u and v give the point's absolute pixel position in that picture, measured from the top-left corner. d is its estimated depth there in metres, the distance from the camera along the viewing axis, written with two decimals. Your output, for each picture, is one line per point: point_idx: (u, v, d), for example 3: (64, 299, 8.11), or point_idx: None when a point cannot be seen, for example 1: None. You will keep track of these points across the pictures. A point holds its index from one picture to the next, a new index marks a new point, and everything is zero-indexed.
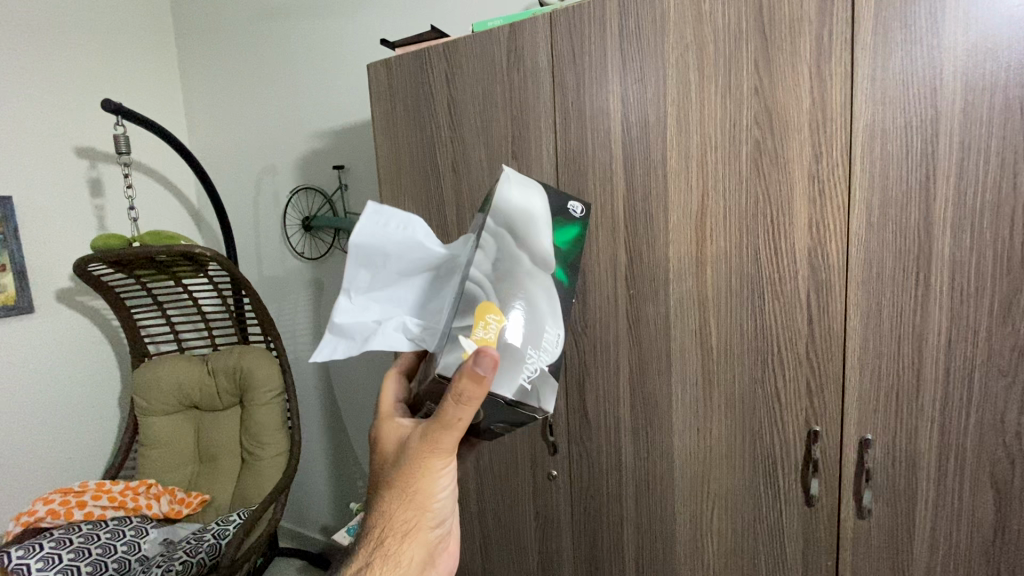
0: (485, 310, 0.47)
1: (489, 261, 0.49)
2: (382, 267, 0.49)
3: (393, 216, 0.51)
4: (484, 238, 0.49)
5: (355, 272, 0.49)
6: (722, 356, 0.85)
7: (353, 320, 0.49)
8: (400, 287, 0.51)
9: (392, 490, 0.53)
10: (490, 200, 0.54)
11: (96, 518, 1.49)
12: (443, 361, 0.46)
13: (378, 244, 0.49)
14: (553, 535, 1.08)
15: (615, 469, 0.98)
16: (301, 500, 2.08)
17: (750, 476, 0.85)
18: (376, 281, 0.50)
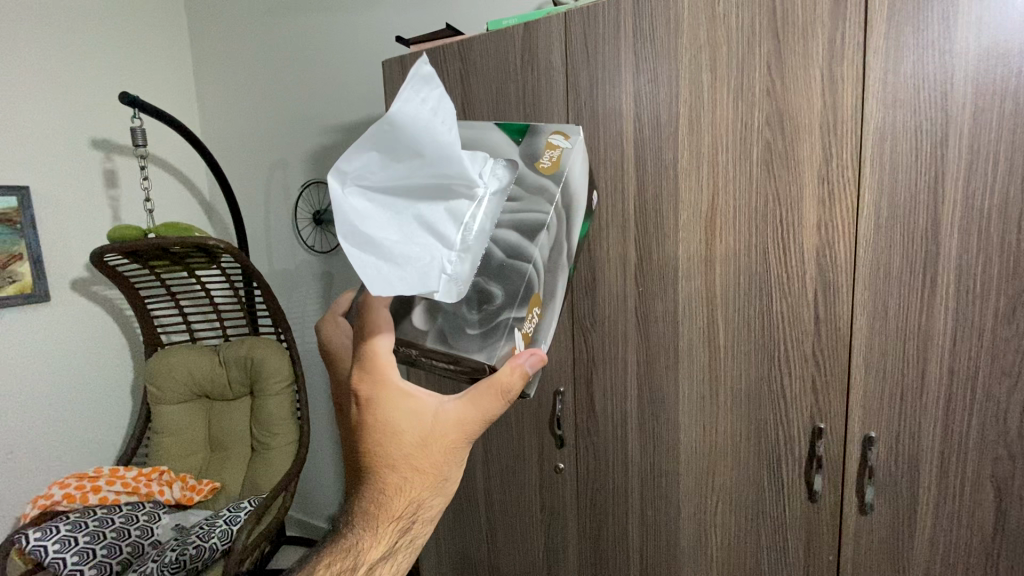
0: (534, 302, 0.51)
1: (548, 244, 0.51)
2: (399, 164, 0.42)
3: (433, 95, 0.42)
4: (551, 213, 0.51)
5: (367, 156, 0.42)
6: (729, 353, 0.86)
7: (359, 222, 0.42)
8: (418, 194, 0.44)
9: (419, 481, 0.53)
10: (546, 153, 0.54)
11: (111, 502, 1.52)
12: (495, 357, 0.48)
13: (404, 132, 0.40)
14: (559, 526, 1.10)
15: (621, 462, 1.00)
16: (309, 489, 2.12)
17: (754, 471, 0.87)
18: (388, 177, 0.42)
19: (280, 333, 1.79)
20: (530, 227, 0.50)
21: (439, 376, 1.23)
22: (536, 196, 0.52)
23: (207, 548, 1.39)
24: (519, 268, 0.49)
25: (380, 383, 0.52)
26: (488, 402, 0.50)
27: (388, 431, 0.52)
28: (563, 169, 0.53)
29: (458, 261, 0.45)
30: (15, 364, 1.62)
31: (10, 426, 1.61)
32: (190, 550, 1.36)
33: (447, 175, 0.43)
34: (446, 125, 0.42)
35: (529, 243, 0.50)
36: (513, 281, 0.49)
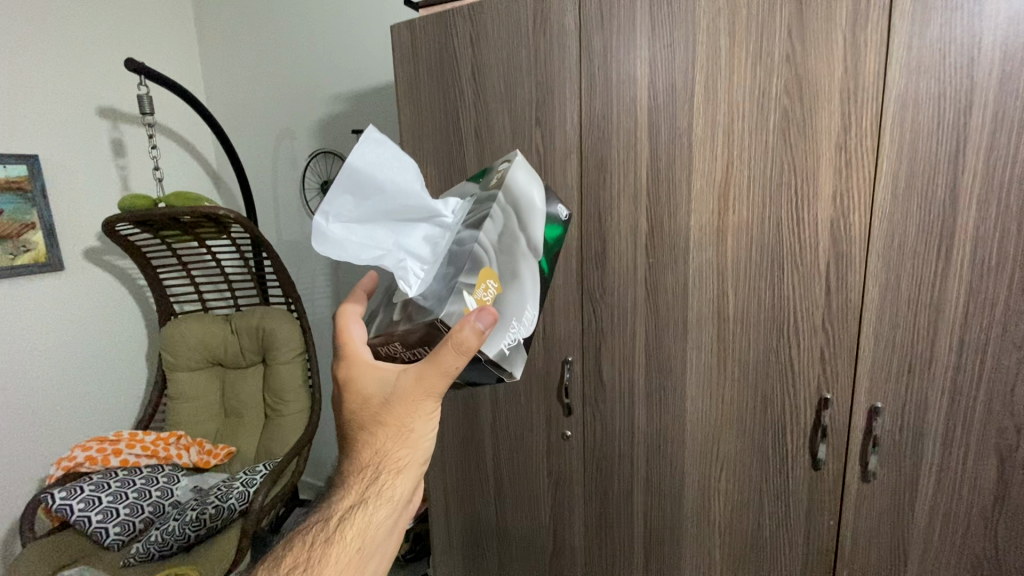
0: (486, 274, 0.48)
1: (496, 230, 0.50)
2: (368, 201, 0.48)
3: (389, 153, 0.50)
4: (493, 204, 0.51)
5: (338, 192, 0.47)
6: (738, 324, 0.87)
7: (342, 249, 0.47)
8: (386, 222, 0.50)
9: (382, 432, 0.53)
10: (495, 177, 0.57)
11: (131, 465, 1.58)
12: (444, 312, 0.45)
13: (370, 177, 0.47)
14: (566, 492, 1.13)
15: (627, 430, 1.02)
16: (321, 454, 2.18)
17: (759, 439, 0.89)
18: (361, 212, 0.49)
19: (291, 302, 1.81)
20: (476, 218, 0.50)
21: None
22: (482, 202, 0.53)
23: (225, 507, 1.44)
24: (465, 246, 0.48)
25: (349, 360, 0.54)
26: (441, 358, 0.46)
27: (351, 392, 0.54)
28: (505, 178, 0.54)
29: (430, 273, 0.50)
30: (22, 336, 1.62)
31: (20, 398, 1.62)
32: (209, 509, 1.42)
33: (414, 208, 0.50)
34: (404, 169, 0.50)
35: (474, 229, 0.49)
36: (460, 258, 0.48)
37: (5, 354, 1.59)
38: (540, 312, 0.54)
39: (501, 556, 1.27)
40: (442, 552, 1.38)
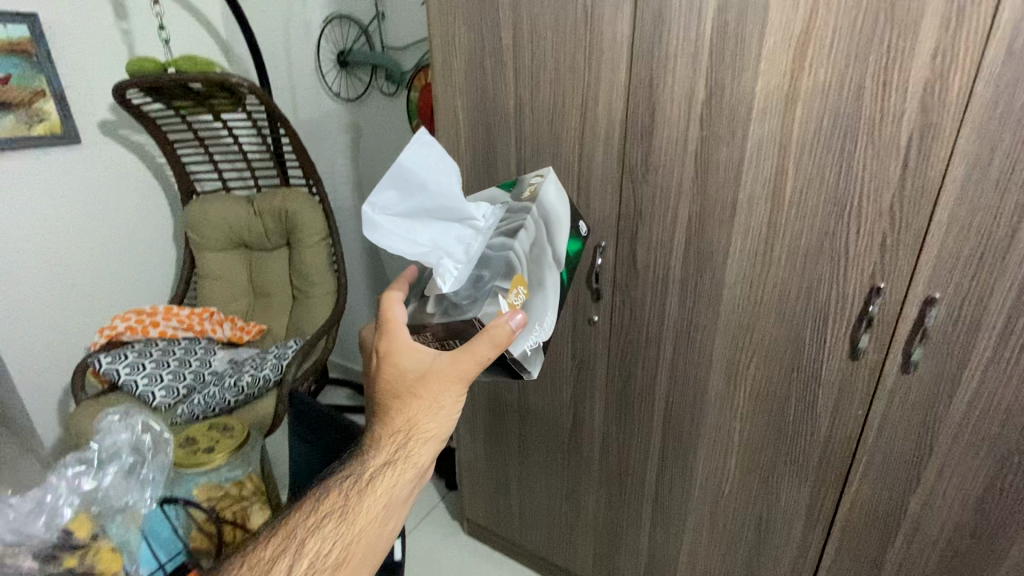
0: (517, 280, 0.59)
1: (528, 241, 0.61)
2: (411, 196, 0.60)
3: (430, 158, 0.61)
4: (528, 217, 0.62)
5: (387, 187, 0.59)
6: (794, 208, 0.80)
7: (388, 231, 0.58)
8: (426, 218, 0.61)
9: (415, 403, 0.64)
10: (527, 192, 0.68)
11: (170, 336, 1.66)
12: (482, 312, 0.55)
13: (413, 176, 0.59)
14: (589, 377, 1.14)
15: (657, 318, 0.99)
16: (349, 337, 2.26)
17: (797, 328, 0.86)
18: (404, 205, 0.60)
19: (312, 184, 1.76)
20: (512, 228, 0.61)
21: None
22: (515, 213, 0.64)
23: (261, 376, 1.52)
24: (501, 252, 0.59)
25: (391, 337, 0.63)
26: (478, 348, 0.56)
27: (391, 367, 0.63)
28: (539, 194, 0.66)
29: (461, 264, 0.60)
30: (38, 206, 1.60)
31: (39, 270, 1.64)
32: (246, 377, 1.50)
33: (449, 208, 0.61)
34: (444, 173, 0.62)
35: (511, 237, 0.60)
36: (495, 263, 0.59)
37: (18, 225, 1.58)
38: (554, 319, 0.66)
39: (521, 434, 1.32)
40: (464, 431, 1.43)
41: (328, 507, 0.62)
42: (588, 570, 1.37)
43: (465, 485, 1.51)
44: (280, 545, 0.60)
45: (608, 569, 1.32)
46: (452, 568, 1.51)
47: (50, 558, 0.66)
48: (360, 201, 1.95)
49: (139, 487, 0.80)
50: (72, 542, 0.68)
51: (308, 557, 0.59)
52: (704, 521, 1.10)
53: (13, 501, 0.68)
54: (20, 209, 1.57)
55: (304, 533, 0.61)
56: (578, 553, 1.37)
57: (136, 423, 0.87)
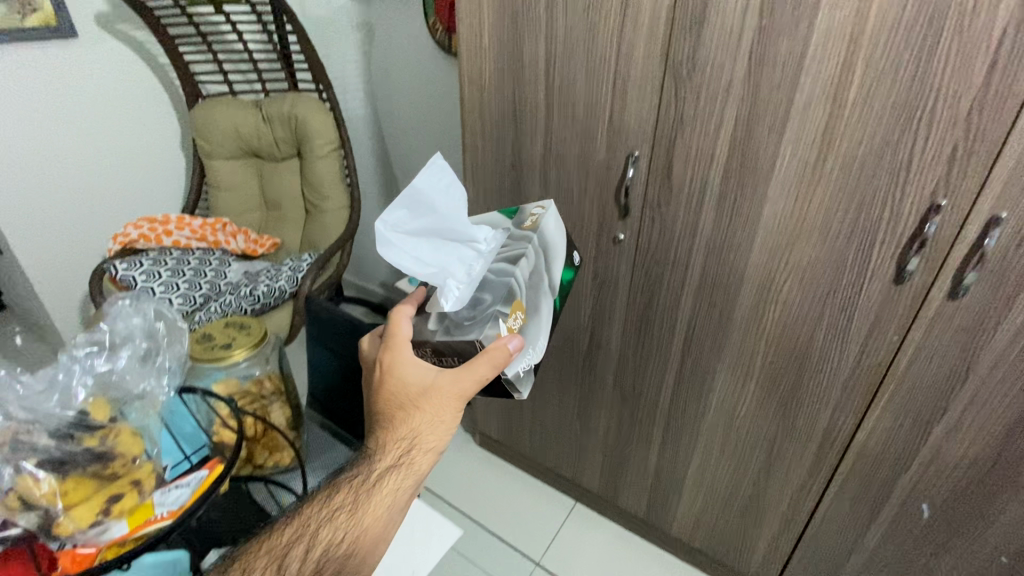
0: (517, 306, 0.63)
1: (527, 268, 0.65)
2: (421, 216, 0.64)
3: (443, 183, 0.66)
4: (528, 247, 0.65)
5: (400, 207, 0.64)
6: (855, 113, 0.72)
7: (397, 245, 0.62)
8: (433, 237, 0.65)
9: (419, 414, 0.66)
10: (526, 221, 0.71)
11: (184, 247, 1.64)
12: (483, 334, 0.59)
13: (424, 199, 0.64)
14: (609, 296, 1.10)
15: (687, 237, 0.94)
16: (362, 256, 2.23)
17: (839, 249, 0.81)
18: (414, 224, 0.64)
19: (322, 89, 1.66)
20: (512, 256, 0.65)
21: (497, 140, 1.08)
22: (516, 241, 0.68)
23: (277, 289, 1.52)
24: (502, 278, 0.63)
25: (397, 351, 0.67)
26: (478, 367, 0.61)
27: (393, 380, 0.67)
28: (539, 225, 0.70)
29: (462, 284, 0.63)
30: (47, 104, 1.56)
31: (49, 162, 1.60)
32: (262, 288, 1.50)
33: (454, 232, 0.66)
34: (456, 200, 0.66)
35: (511, 265, 0.63)
36: (496, 288, 0.63)
37: (37, 109, 1.54)
38: (546, 346, 0.67)
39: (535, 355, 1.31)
40: None
41: (339, 500, 0.62)
42: (595, 483, 1.41)
43: (478, 402, 1.53)
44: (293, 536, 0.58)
45: (615, 482, 1.36)
46: (464, 476, 1.58)
47: (68, 439, 0.52)
48: (372, 111, 1.85)
49: (157, 376, 0.64)
50: (92, 423, 0.54)
51: (319, 551, 0.57)
52: (715, 441, 1.11)
53: (23, 377, 0.54)
54: (39, 90, 1.53)
55: (315, 527, 0.59)
56: (586, 468, 1.41)
57: (150, 311, 0.70)
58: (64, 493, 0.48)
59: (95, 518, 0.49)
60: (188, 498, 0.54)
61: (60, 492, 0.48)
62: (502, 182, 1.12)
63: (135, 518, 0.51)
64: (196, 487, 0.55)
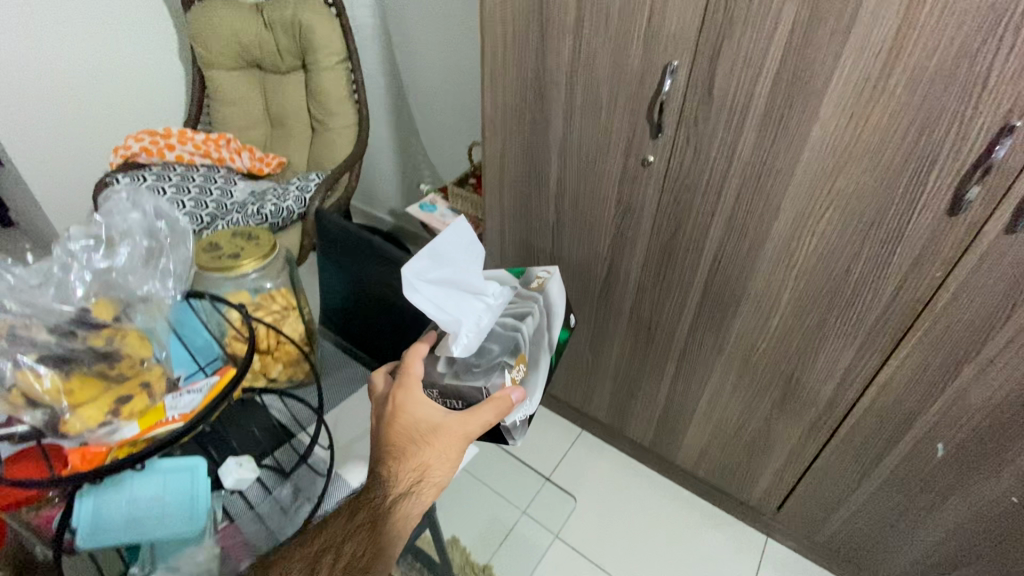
0: (520, 358, 0.71)
1: (531, 326, 0.73)
2: (445, 268, 0.68)
3: (466, 242, 0.71)
4: (534, 307, 0.74)
5: (431, 259, 0.67)
6: (934, 15, 0.63)
7: (424, 291, 0.65)
8: (451, 289, 0.69)
9: (425, 450, 0.66)
10: (531, 284, 0.80)
11: (187, 162, 1.60)
12: (491, 382, 0.67)
13: (449, 253, 0.69)
14: (632, 224, 1.05)
15: (723, 161, 0.87)
16: (370, 183, 2.11)
17: (890, 176, 0.75)
18: (437, 273, 0.68)
19: None
20: (520, 313, 0.74)
21: (520, 47, 0.98)
22: (522, 301, 0.77)
23: (284, 208, 1.46)
24: (510, 333, 0.71)
25: (408, 389, 0.69)
26: (483, 411, 0.65)
27: (402, 418, 0.68)
28: (545, 288, 0.79)
29: (471, 334, 0.68)
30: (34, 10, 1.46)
31: (64, 45, 1.54)
32: (269, 208, 1.45)
33: (468, 288, 0.71)
34: (475, 258, 0.72)
35: (519, 323, 0.72)
36: (505, 341, 0.71)
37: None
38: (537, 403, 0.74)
39: None
40: None
41: (359, 517, 0.63)
42: (602, 413, 1.42)
43: None
44: (314, 556, 0.60)
45: (622, 413, 1.37)
46: None
47: (71, 335, 0.54)
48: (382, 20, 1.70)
49: (161, 279, 0.65)
50: (96, 322, 0.56)
51: (342, 565, 0.59)
52: (729, 375, 1.10)
53: (17, 269, 0.56)
54: None
55: (336, 546, 0.61)
56: (594, 399, 1.41)
57: (148, 206, 0.67)
58: (69, 391, 0.52)
59: (103, 418, 0.52)
60: (198, 402, 0.55)
61: (68, 391, 0.52)
62: (525, 96, 1.04)
63: (146, 420, 0.54)
64: (205, 394, 0.56)
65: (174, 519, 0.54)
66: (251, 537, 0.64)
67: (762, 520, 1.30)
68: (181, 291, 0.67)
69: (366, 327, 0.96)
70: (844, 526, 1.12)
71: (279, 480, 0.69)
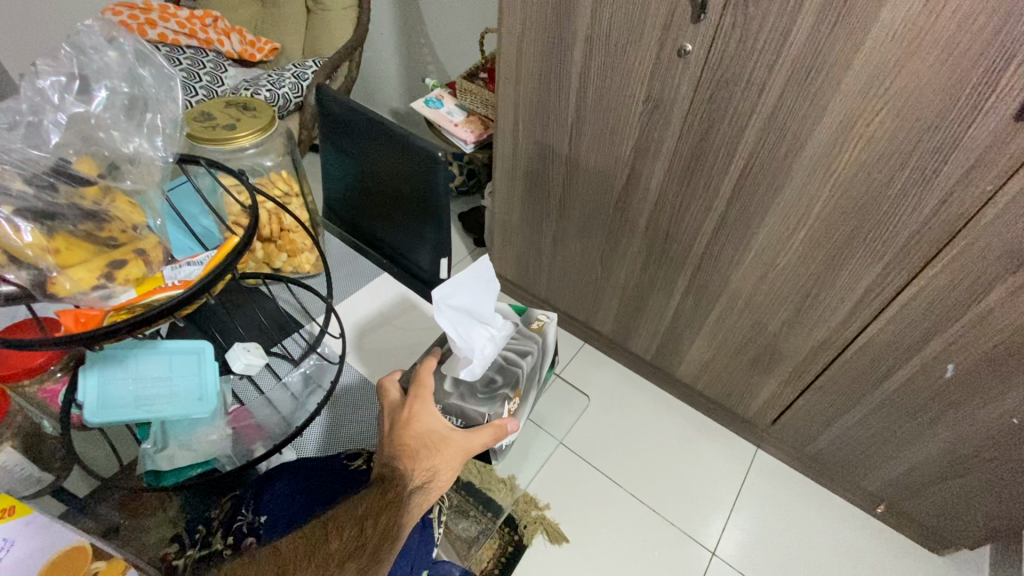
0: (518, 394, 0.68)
1: (530, 365, 0.69)
2: (473, 295, 0.62)
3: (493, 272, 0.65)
4: (535, 348, 0.69)
5: (464, 279, 0.62)
6: None
7: (447, 313, 0.60)
8: (473, 316, 0.62)
9: (435, 456, 0.61)
10: (532, 323, 0.74)
11: (171, 43, 1.46)
12: (493, 411, 0.65)
13: (478, 281, 0.62)
14: (659, 125, 0.97)
15: (771, 52, 0.78)
16: (369, 76, 1.96)
17: (959, 72, 0.67)
18: (466, 298, 0.61)
19: None
20: (522, 351, 0.69)
21: None
22: (526, 334, 0.70)
23: (280, 96, 1.35)
24: (512, 368, 0.67)
25: (421, 398, 0.62)
26: (486, 435, 0.62)
27: (412, 427, 0.61)
28: (545, 330, 0.73)
29: (480, 364, 0.63)
30: None
31: None
32: (264, 94, 1.33)
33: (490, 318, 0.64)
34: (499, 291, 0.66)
35: (520, 362, 0.68)
36: (507, 375, 0.67)
37: None
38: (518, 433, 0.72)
39: (564, 193, 1.21)
40: (502, 183, 1.32)
41: (391, 496, 0.59)
42: (607, 327, 1.42)
43: (496, 241, 1.48)
44: (357, 518, 0.58)
45: (627, 327, 1.37)
46: None
47: (52, 189, 0.47)
48: None
49: (148, 137, 0.55)
50: (81, 177, 0.49)
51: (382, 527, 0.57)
52: (742, 291, 1.08)
53: None
54: None
55: (373, 514, 0.58)
56: (599, 313, 1.40)
57: (127, 44, 0.55)
58: (54, 250, 0.46)
59: (96, 281, 0.47)
60: (199, 272, 0.52)
61: (53, 251, 0.45)
62: None
63: (143, 288, 0.50)
64: (206, 265, 0.52)
65: (184, 402, 0.53)
66: (264, 421, 0.62)
67: (756, 433, 1.34)
68: (172, 154, 0.58)
69: (375, 223, 0.92)
70: (837, 440, 1.16)
71: (290, 368, 0.67)
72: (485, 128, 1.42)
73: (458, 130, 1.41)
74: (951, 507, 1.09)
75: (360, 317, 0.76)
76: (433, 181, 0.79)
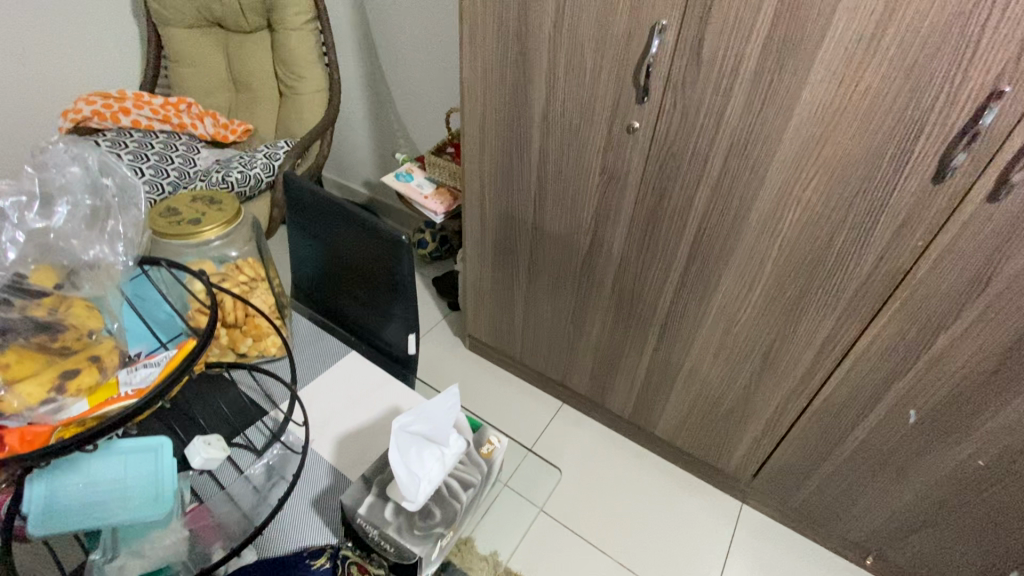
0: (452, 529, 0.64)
1: (470, 497, 0.66)
2: (430, 423, 0.63)
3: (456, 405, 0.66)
4: (479, 480, 0.67)
5: (428, 410, 0.63)
6: None
7: (403, 438, 0.61)
8: (426, 445, 0.63)
9: None
10: (483, 448, 0.71)
11: (145, 127, 1.51)
12: (426, 552, 0.60)
13: (438, 411, 0.64)
14: (616, 193, 1.02)
15: (711, 127, 0.85)
16: (342, 149, 2.03)
17: (879, 144, 0.74)
18: (423, 426, 0.63)
19: None
20: (465, 482, 0.66)
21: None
22: (473, 462, 0.68)
23: (251, 176, 1.39)
24: (452, 502, 0.63)
25: None
26: None
27: None
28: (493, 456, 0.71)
29: (421, 494, 0.60)
30: None
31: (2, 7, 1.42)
32: (235, 175, 1.37)
33: (443, 447, 0.64)
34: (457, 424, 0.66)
35: (462, 495, 0.64)
36: (446, 509, 0.63)
37: None
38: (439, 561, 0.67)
39: (532, 257, 1.24)
40: (472, 249, 1.35)
41: None
42: (583, 386, 1.42)
43: (469, 305, 1.49)
44: None
45: (603, 386, 1.37)
46: (452, 376, 1.58)
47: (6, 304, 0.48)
48: None
49: (109, 244, 0.56)
50: (35, 290, 0.50)
51: None
52: (710, 345, 1.10)
53: None
54: None
55: None
56: (574, 372, 1.40)
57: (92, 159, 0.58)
58: (5, 366, 0.46)
59: (46, 395, 0.47)
60: (154, 376, 0.50)
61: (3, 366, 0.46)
62: (506, 57, 0.99)
63: (96, 396, 0.49)
64: (163, 366, 0.51)
65: (135, 509, 0.50)
66: (224, 519, 0.59)
67: (738, 488, 1.33)
68: (133, 258, 0.58)
69: (342, 300, 0.93)
70: (818, 490, 1.16)
71: (253, 460, 0.66)
72: (454, 198, 1.47)
73: (428, 201, 1.45)
74: (937, 553, 1.08)
75: (323, 402, 0.75)
76: (399, 259, 0.80)
